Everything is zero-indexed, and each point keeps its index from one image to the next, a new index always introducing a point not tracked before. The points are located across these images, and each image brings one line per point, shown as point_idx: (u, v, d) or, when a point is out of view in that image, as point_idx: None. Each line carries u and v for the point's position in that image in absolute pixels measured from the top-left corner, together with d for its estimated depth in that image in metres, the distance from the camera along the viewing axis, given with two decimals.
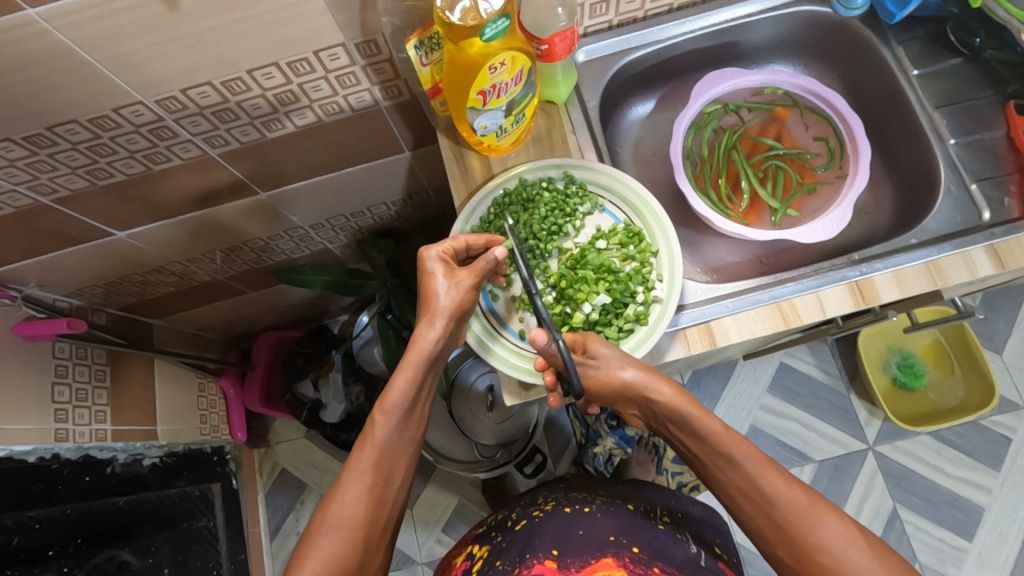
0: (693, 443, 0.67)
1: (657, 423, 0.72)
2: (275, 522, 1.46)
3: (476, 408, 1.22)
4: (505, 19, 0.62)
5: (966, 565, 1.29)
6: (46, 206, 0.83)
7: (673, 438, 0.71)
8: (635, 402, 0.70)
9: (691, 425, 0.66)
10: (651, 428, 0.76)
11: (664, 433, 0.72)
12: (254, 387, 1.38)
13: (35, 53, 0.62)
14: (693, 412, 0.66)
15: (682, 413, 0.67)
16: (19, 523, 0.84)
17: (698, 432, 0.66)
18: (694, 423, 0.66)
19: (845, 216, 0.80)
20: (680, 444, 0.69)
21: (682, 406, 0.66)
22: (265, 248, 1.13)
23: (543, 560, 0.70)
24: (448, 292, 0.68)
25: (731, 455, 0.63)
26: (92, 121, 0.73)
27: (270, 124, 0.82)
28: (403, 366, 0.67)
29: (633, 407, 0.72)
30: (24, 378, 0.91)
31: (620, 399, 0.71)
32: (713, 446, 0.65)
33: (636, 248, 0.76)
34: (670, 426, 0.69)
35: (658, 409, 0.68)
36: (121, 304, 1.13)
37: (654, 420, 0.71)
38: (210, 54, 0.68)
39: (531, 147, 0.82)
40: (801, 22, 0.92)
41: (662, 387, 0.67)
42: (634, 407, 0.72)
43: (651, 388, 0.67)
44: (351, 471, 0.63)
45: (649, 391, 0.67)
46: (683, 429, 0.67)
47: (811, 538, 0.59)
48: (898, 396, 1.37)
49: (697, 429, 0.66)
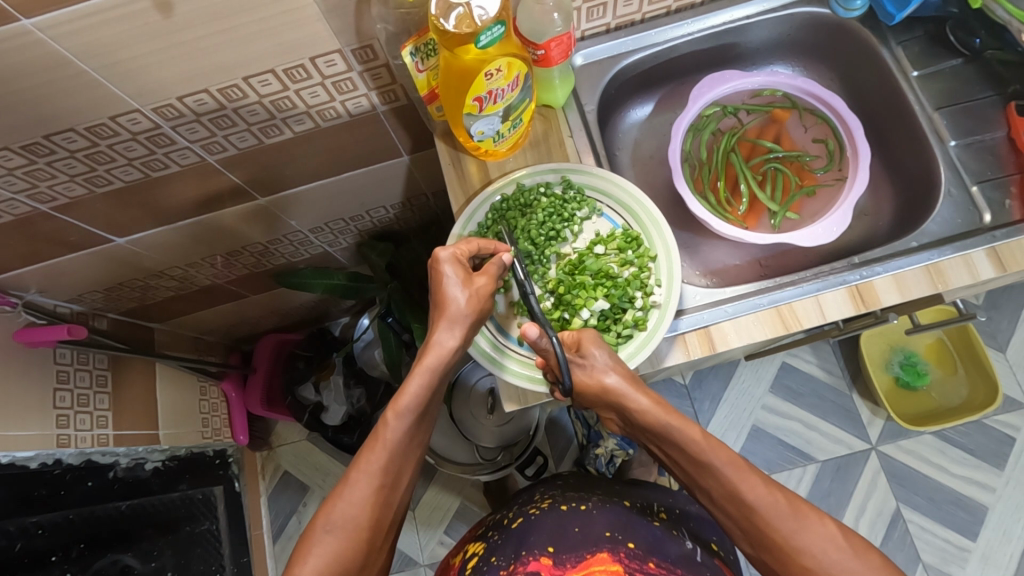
0: (672, 451, 0.66)
1: (635, 430, 0.71)
2: (278, 523, 1.46)
3: (477, 412, 1.24)
4: (501, 25, 0.61)
5: (968, 563, 1.28)
6: (45, 214, 0.83)
7: (652, 444, 0.69)
8: (614, 409, 0.69)
9: (669, 434, 0.65)
10: (629, 434, 0.75)
11: (642, 439, 0.71)
12: (255, 391, 1.38)
13: (32, 62, 0.62)
14: (668, 420, 0.65)
15: (659, 423, 0.65)
16: (20, 529, 0.84)
17: (674, 441, 0.65)
18: (669, 431, 0.65)
19: (845, 219, 0.80)
20: (659, 451, 0.68)
21: (658, 414, 0.65)
22: (265, 252, 1.14)
23: (538, 557, 0.70)
24: (465, 297, 0.68)
25: (710, 463, 0.62)
26: (89, 129, 0.73)
27: (268, 130, 0.82)
28: (417, 369, 0.66)
29: (611, 413, 0.71)
30: (25, 383, 0.91)
31: (602, 405, 0.70)
32: (691, 454, 0.63)
33: (635, 253, 0.76)
34: (648, 435, 0.68)
35: (634, 418, 0.67)
36: (122, 309, 1.13)
37: (632, 427, 0.71)
38: (205, 62, 0.68)
39: (528, 152, 0.81)
40: (800, 22, 0.91)
41: (640, 397, 0.66)
42: (612, 413, 0.71)
43: (629, 397, 0.66)
44: (360, 471, 0.63)
45: (628, 401, 0.66)
46: (659, 437, 0.66)
47: (793, 543, 0.58)
48: (900, 395, 1.37)
49: (674, 438, 0.65)
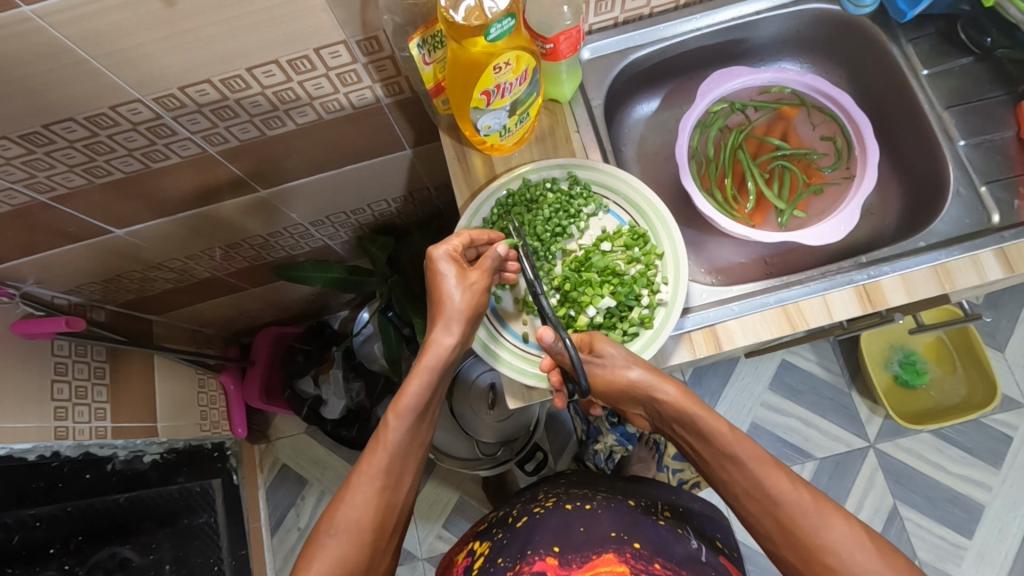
0: (699, 444, 0.67)
1: (662, 424, 0.72)
2: (275, 516, 1.46)
3: (477, 406, 1.23)
4: (510, 18, 0.61)
5: (964, 561, 1.29)
6: (43, 204, 0.82)
7: (678, 438, 0.70)
8: (640, 402, 0.70)
9: (697, 425, 0.66)
10: (656, 429, 0.75)
11: (669, 433, 0.72)
12: (254, 383, 1.39)
13: (31, 50, 0.61)
14: (696, 411, 0.66)
15: (686, 413, 0.66)
16: (19, 522, 0.84)
17: (702, 432, 0.66)
18: (699, 422, 0.66)
19: (852, 218, 0.79)
20: (685, 445, 0.69)
21: (686, 406, 0.66)
22: (265, 245, 1.13)
23: (544, 557, 0.68)
24: (461, 294, 0.68)
25: (737, 455, 0.63)
26: (89, 119, 0.72)
27: (270, 122, 0.81)
28: (416, 370, 0.66)
29: (638, 407, 0.72)
30: (23, 375, 0.90)
31: (627, 399, 0.71)
32: (718, 446, 0.64)
33: (642, 250, 0.76)
34: (676, 427, 0.69)
35: (662, 409, 0.68)
36: (120, 301, 1.12)
37: (659, 421, 0.71)
38: (208, 52, 0.67)
39: (534, 147, 0.81)
40: (810, 18, 0.90)
41: (667, 386, 0.67)
42: (639, 407, 0.72)
43: (657, 388, 0.67)
44: (361, 474, 0.63)
45: (654, 391, 0.67)
46: (687, 428, 0.67)
47: (818, 539, 0.58)
48: (899, 393, 1.37)
49: (701, 429, 0.66)
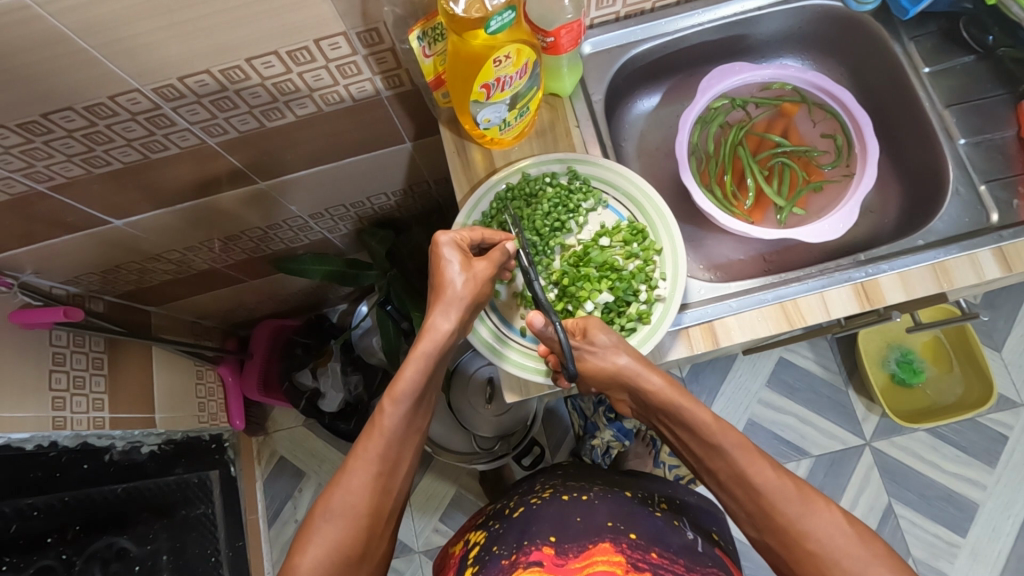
0: (683, 433, 0.67)
1: (646, 413, 0.72)
2: (273, 507, 1.47)
3: (475, 401, 1.24)
4: (511, 11, 0.60)
5: (957, 559, 1.30)
6: (41, 193, 0.82)
7: (664, 427, 0.70)
8: (626, 390, 0.70)
9: (681, 414, 0.66)
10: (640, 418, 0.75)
11: (655, 422, 0.71)
12: (253, 375, 1.38)
13: (32, 37, 0.61)
14: (680, 402, 0.66)
15: (670, 403, 0.66)
16: (17, 510, 0.84)
17: (686, 422, 0.65)
18: (682, 413, 0.66)
19: (851, 216, 0.79)
20: (669, 433, 0.69)
21: (670, 394, 0.66)
22: (264, 237, 1.13)
23: (540, 547, 0.69)
24: (464, 281, 0.67)
25: (720, 445, 0.63)
26: (88, 108, 0.71)
27: (270, 113, 0.81)
28: (412, 355, 0.65)
29: (624, 396, 0.72)
30: (23, 365, 0.90)
31: (613, 387, 0.71)
32: (701, 435, 0.64)
33: (640, 246, 0.76)
34: (660, 415, 0.69)
35: (647, 398, 0.68)
36: (118, 292, 1.12)
37: (645, 410, 0.71)
38: (207, 41, 0.66)
39: (534, 141, 0.81)
40: (813, 15, 0.90)
41: (653, 377, 0.67)
42: (624, 396, 0.72)
43: (642, 377, 0.67)
44: (358, 458, 0.63)
45: (641, 380, 0.67)
46: (672, 418, 0.67)
47: (799, 525, 0.58)
48: (895, 391, 1.38)
49: (685, 418, 0.66)
